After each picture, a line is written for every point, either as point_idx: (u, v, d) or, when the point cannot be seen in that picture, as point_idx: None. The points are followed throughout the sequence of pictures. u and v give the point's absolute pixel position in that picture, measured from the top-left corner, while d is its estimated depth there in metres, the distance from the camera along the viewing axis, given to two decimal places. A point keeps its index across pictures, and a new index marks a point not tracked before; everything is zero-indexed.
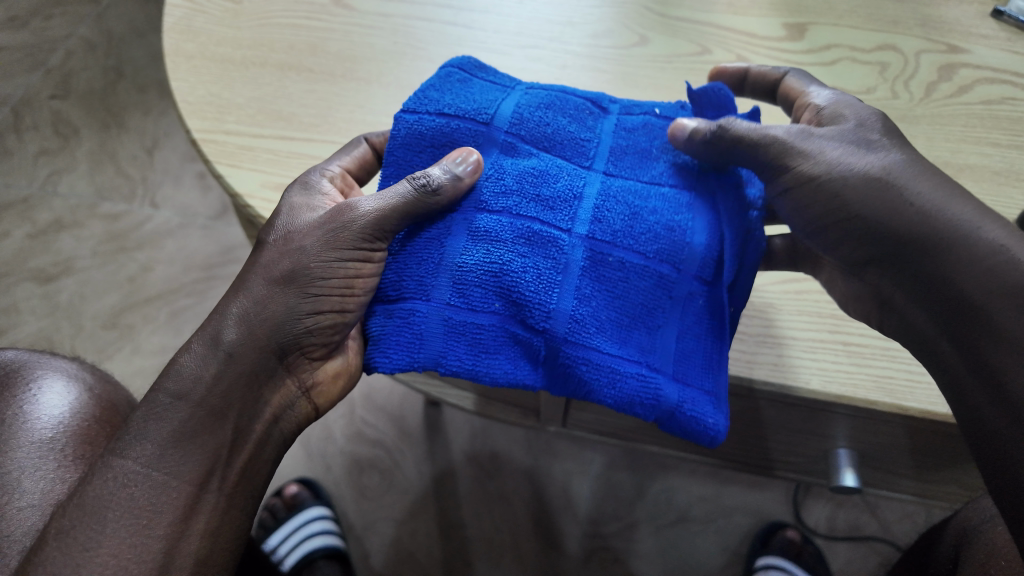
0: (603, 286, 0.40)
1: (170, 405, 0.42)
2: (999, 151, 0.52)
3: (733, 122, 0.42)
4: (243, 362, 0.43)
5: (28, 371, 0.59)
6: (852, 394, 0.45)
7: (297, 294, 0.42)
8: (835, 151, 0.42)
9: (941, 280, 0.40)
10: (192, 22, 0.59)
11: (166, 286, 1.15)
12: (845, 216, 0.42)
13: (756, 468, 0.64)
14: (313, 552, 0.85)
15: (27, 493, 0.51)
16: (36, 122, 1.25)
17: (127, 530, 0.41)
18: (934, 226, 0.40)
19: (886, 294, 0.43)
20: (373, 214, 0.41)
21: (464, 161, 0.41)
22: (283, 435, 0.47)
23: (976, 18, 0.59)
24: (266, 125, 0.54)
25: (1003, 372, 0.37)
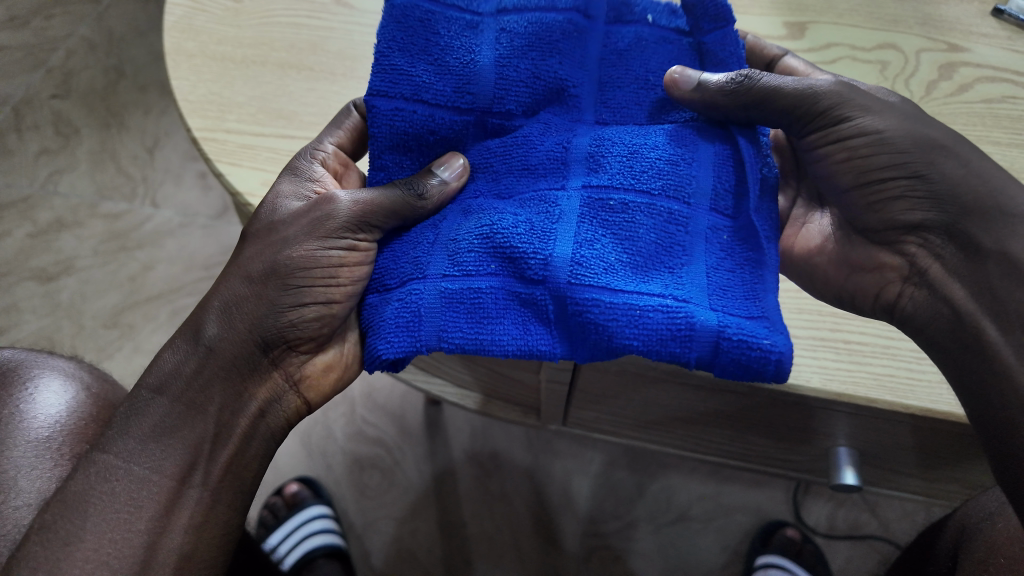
0: (608, 229, 0.39)
1: (150, 399, 0.44)
2: (999, 150, 0.52)
3: (764, 77, 0.42)
4: (222, 355, 0.44)
5: (26, 370, 0.59)
6: (853, 392, 0.45)
7: (279, 287, 0.43)
8: (889, 109, 0.44)
9: (994, 249, 0.41)
10: (193, 20, 0.59)
11: (167, 285, 1.15)
12: (903, 168, 0.44)
13: (756, 466, 0.64)
14: (313, 551, 0.85)
15: (23, 493, 0.51)
16: (37, 121, 1.25)
17: (107, 526, 0.42)
18: (992, 198, 0.42)
19: (921, 265, 0.45)
20: (355, 207, 0.42)
21: (452, 166, 0.43)
22: (272, 430, 0.47)
23: (977, 16, 0.59)
24: (266, 124, 0.54)
25: None
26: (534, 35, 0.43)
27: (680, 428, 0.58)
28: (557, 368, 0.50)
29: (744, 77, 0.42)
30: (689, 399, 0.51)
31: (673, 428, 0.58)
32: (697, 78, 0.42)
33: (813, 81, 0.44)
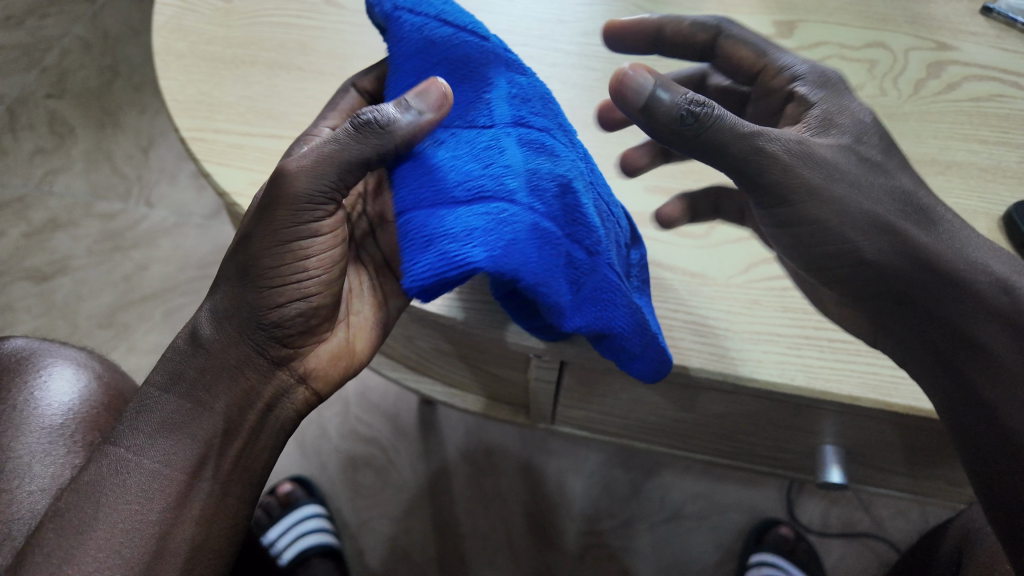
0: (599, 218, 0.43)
1: (158, 396, 0.44)
2: (986, 148, 0.52)
3: (720, 114, 0.38)
4: (219, 356, 0.44)
5: (39, 360, 0.62)
6: (836, 389, 0.45)
7: (253, 287, 0.42)
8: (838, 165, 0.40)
9: (944, 322, 0.41)
10: (183, 21, 0.59)
11: (162, 285, 1.16)
12: (847, 255, 0.41)
13: (743, 464, 0.64)
14: (307, 550, 0.85)
15: (36, 477, 0.54)
16: (32, 121, 1.26)
17: (121, 515, 0.42)
18: (943, 271, 0.40)
19: (882, 325, 0.43)
20: (307, 173, 0.39)
21: (427, 94, 0.38)
22: (282, 421, 0.47)
23: (965, 16, 0.60)
24: (255, 124, 0.54)
25: (997, 409, 0.40)
26: None
27: (672, 427, 0.58)
28: (546, 368, 0.50)
29: (689, 109, 0.37)
30: (676, 398, 0.51)
31: (666, 426, 0.58)
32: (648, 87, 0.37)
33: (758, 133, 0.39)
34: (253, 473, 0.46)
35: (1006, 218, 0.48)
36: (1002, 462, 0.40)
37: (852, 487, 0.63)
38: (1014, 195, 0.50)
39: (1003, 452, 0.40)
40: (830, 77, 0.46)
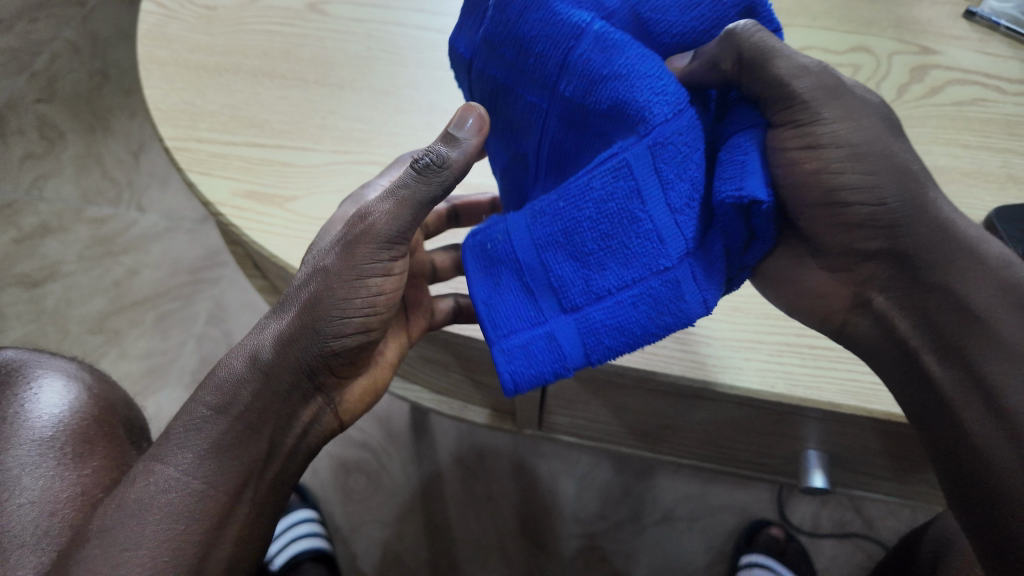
0: (582, 253, 0.39)
1: (209, 417, 0.44)
2: (968, 153, 0.52)
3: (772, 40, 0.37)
4: (278, 381, 0.44)
5: (28, 370, 0.63)
6: (818, 396, 0.45)
7: (325, 319, 0.43)
8: (867, 113, 0.39)
9: (943, 287, 0.39)
10: (166, 29, 0.59)
11: (153, 290, 1.15)
12: (870, 193, 0.39)
13: (729, 469, 0.64)
14: (299, 555, 0.84)
15: (27, 490, 0.54)
16: (22, 126, 1.26)
17: (166, 533, 0.43)
18: (949, 238, 0.39)
19: (869, 295, 0.42)
20: (390, 216, 0.41)
21: (469, 123, 0.41)
22: (311, 447, 0.50)
23: (949, 19, 0.60)
24: (238, 133, 0.54)
25: (994, 387, 0.38)
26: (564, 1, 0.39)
27: (657, 432, 0.58)
28: None
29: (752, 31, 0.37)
30: (659, 403, 0.51)
31: (651, 432, 0.58)
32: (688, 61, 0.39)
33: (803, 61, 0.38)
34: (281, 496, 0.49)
35: (987, 223, 0.48)
36: (998, 442, 0.38)
37: (840, 491, 0.63)
38: (996, 199, 0.50)
39: (996, 429, 0.38)
40: None
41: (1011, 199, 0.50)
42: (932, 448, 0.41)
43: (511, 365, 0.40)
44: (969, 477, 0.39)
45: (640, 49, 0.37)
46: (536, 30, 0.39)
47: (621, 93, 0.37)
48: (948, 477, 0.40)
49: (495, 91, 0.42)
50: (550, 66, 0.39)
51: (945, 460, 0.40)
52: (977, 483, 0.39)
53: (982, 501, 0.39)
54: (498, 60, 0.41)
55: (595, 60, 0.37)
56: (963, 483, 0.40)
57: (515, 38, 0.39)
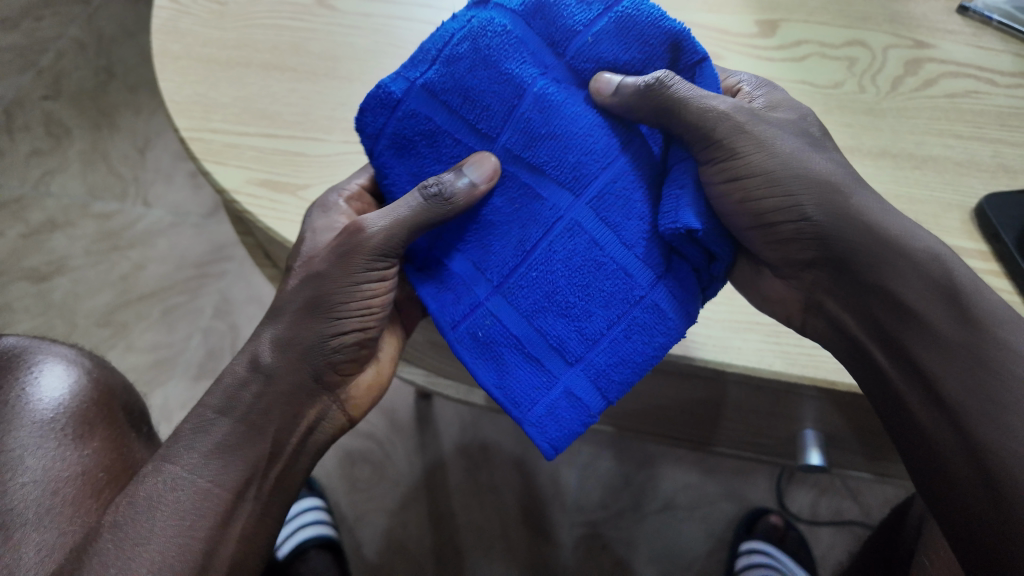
0: (563, 304, 0.41)
1: (215, 419, 0.47)
2: (961, 143, 0.54)
3: (681, 85, 0.39)
4: (279, 385, 0.47)
5: (29, 356, 0.64)
6: (816, 373, 0.45)
7: (324, 322, 0.46)
8: (778, 135, 0.42)
9: (877, 288, 0.41)
10: (179, 23, 0.61)
11: (159, 284, 1.17)
12: (791, 212, 0.42)
13: (727, 450, 0.65)
14: (305, 543, 0.85)
15: (30, 469, 0.56)
16: (28, 122, 1.27)
17: (173, 529, 0.45)
18: (877, 237, 0.41)
19: (819, 298, 0.44)
20: (385, 230, 0.43)
21: (483, 166, 0.40)
22: (318, 444, 0.51)
23: (943, 14, 0.61)
24: (250, 124, 0.55)
25: (933, 376, 0.39)
26: (500, 56, 0.39)
27: (658, 413, 0.60)
28: None
29: (658, 80, 0.39)
30: (659, 382, 0.52)
31: (652, 413, 0.60)
32: (618, 80, 0.39)
33: (709, 99, 0.40)
34: (287, 494, 0.50)
35: (978, 211, 0.50)
36: (943, 430, 0.39)
37: (836, 470, 0.64)
38: (987, 188, 0.52)
39: (939, 418, 0.39)
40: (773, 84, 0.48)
41: (1002, 187, 0.51)
42: (899, 441, 0.42)
43: (545, 434, 0.41)
44: (927, 463, 0.40)
45: (582, 104, 0.40)
46: (482, 86, 0.40)
47: (557, 151, 0.40)
48: (919, 471, 0.41)
49: (428, 139, 0.42)
50: (496, 117, 0.40)
51: (903, 447, 0.41)
52: (936, 467, 0.40)
53: (948, 483, 0.39)
54: (438, 110, 0.41)
55: (535, 119, 0.40)
56: (925, 468, 0.40)
57: (461, 90, 0.40)
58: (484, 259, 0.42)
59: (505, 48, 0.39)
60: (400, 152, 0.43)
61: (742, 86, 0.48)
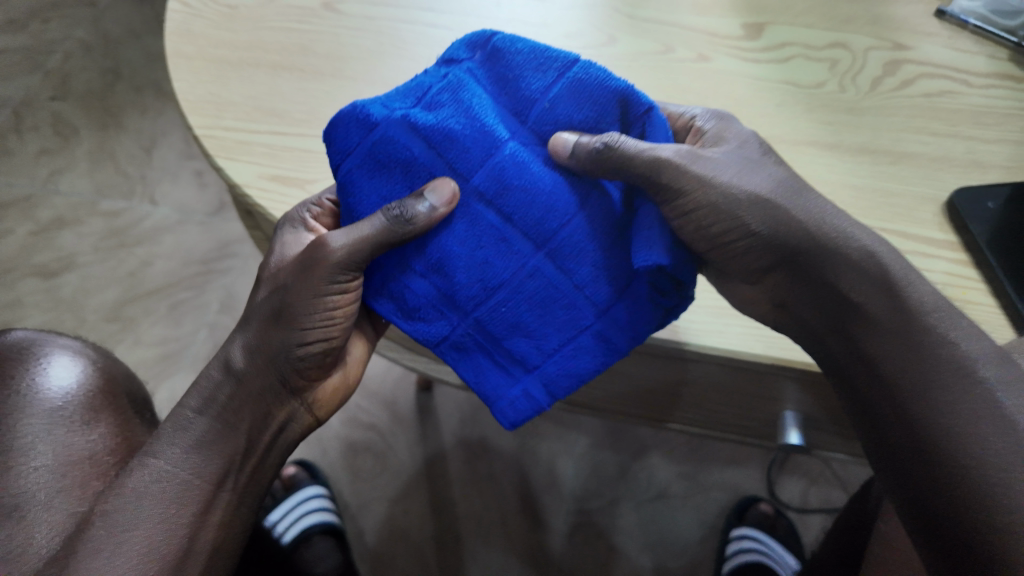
0: (524, 327, 0.45)
1: (193, 418, 0.51)
2: (937, 140, 0.56)
3: (623, 142, 0.41)
4: (250, 387, 0.51)
5: (39, 349, 0.65)
6: (796, 357, 0.47)
7: (288, 332, 0.49)
8: (723, 156, 0.45)
9: (826, 283, 0.44)
10: (191, 26, 0.63)
11: (166, 280, 1.20)
12: (741, 231, 0.44)
13: (713, 433, 0.68)
14: (309, 529, 0.88)
15: (40, 453, 0.58)
16: (37, 122, 1.30)
17: (157, 516, 0.48)
18: (819, 241, 0.44)
19: (780, 299, 0.46)
20: (348, 248, 0.45)
21: (442, 190, 0.42)
22: (288, 441, 0.55)
23: (922, 17, 0.64)
24: (260, 121, 0.58)
25: (873, 357, 0.43)
26: (470, 116, 0.43)
27: (650, 398, 0.62)
28: None
29: (605, 144, 0.41)
30: (646, 365, 0.55)
31: (642, 397, 0.63)
32: (573, 140, 0.42)
33: (657, 146, 0.42)
34: (259, 488, 0.53)
35: (949, 205, 0.52)
36: (880, 403, 0.43)
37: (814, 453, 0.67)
38: (960, 182, 0.54)
39: (880, 391, 0.43)
40: (724, 115, 0.50)
41: (974, 182, 0.54)
42: (857, 420, 0.45)
43: (507, 417, 0.47)
44: (890, 434, 0.43)
45: (544, 165, 0.44)
46: (465, 130, 0.43)
47: (523, 204, 0.43)
48: (871, 443, 0.44)
49: (403, 167, 0.44)
50: (472, 162, 0.43)
51: (868, 424, 0.44)
52: (888, 440, 0.43)
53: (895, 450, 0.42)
54: (418, 141, 0.43)
55: (509, 169, 0.43)
56: (878, 437, 0.44)
57: (444, 129, 0.43)
58: (453, 289, 0.45)
59: (481, 106, 0.43)
60: (372, 172, 0.45)
61: (694, 120, 0.50)
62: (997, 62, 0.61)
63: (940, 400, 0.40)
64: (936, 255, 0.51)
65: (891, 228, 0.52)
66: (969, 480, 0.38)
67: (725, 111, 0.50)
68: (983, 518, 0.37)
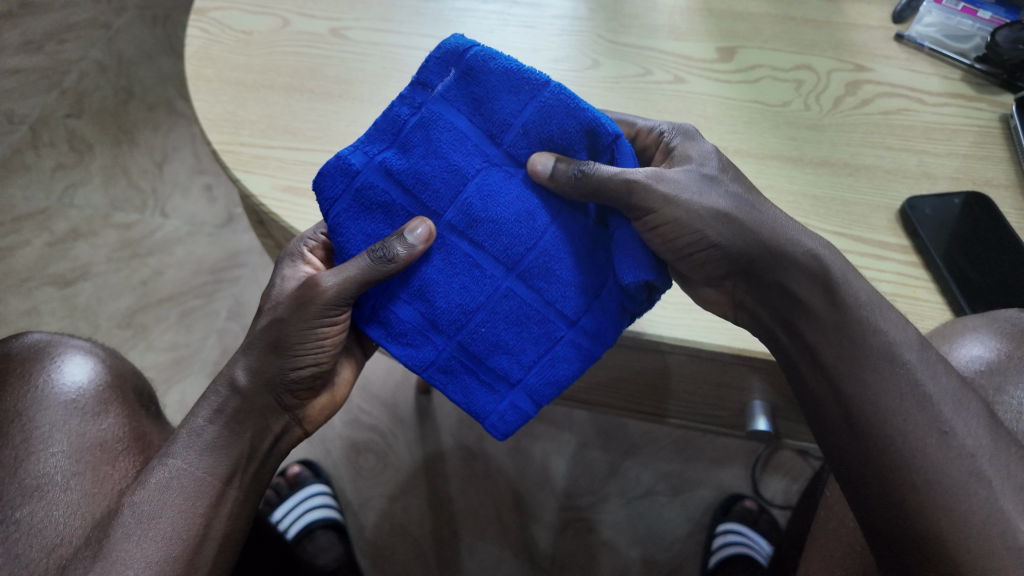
0: (504, 344, 0.51)
1: (204, 427, 0.55)
2: (891, 154, 0.62)
3: (597, 169, 0.47)
4: (253, 402, 0.55)
5: (55, 348, 0.69)
6: (754, 348, 0.53)
7: (283, 360, 0.54)
8: (684, 174, 0.49)
9: (777, 285, 0.49)
10: (210, 50, 0.69)
11: (177, 288, 1.25)
12: (701, 244, 0.49)
13: (690, 424, 0.73)
14: (312, 523, 0.93)
15: (57, 441, 0.62)
16: (53, 138, 1.36)
17: (178, 507, 0.53)
18: (770, 248, 0.49)
19: (739, 298, 0.52)
20: (337, 287, 0.49)
21: (418, 232, 0.48)
22: (282, 450, 0.60)
23: (882, 41, 0.70)
24: (274, 138, 0.63)
25: (817, 349, 0.48)
26: (433, 161, 0.48)
27: (632, 390, 0.67)
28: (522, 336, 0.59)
29: (581, 171, 0.46)
30: (625, 357, 0.60)
31: (624, 389, 0.68)
32: (553, 163, 0.47)
33: (630, 169, 0.48)
34: (261, 486, 0.58)
35: (902, 213, 0.58)
36: (825, 391, 0.48)
37: (783, 442, 0.72)
38: (911, 191, 0.60)
39: (823, 381, 0.48)
40: (687, 129, 0.54)
41: (924, 192, 0.60)
42: (803, 406, 0.50)
43: (499, 427, 0.53)
44: (825, 415, 0.48)
45: (521, 184, 0.49)
46: (434, 172, 0.49)
47: (492, 234, 0.49)
48: (818, 429, 0.49)
49: (383, 209, 0.50)
50: (444, 201, 0.49)
51: (809, 414, 0.49)
52: (828, 420, 0.48)
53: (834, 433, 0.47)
54: (394, 186, 0.49)
55: (478, 204, 0.49)
56: (823, 419, 0.48)
57: (415, 173, 0.49)
58: (435, 313, 0.51)
59: (449, 143, 0.48)
60: (356, 214, 0.50)
61: (662, 136, 0.54)
62: (950, 82, 0.67)
63: (882, 390, 0.45)
64: (887, 257, 0.56)
65: (847, 233, 0.57)
66: (908, 458, 0.43)
67: (688, 125, 0.55)
68: (933, 496, 0.42)
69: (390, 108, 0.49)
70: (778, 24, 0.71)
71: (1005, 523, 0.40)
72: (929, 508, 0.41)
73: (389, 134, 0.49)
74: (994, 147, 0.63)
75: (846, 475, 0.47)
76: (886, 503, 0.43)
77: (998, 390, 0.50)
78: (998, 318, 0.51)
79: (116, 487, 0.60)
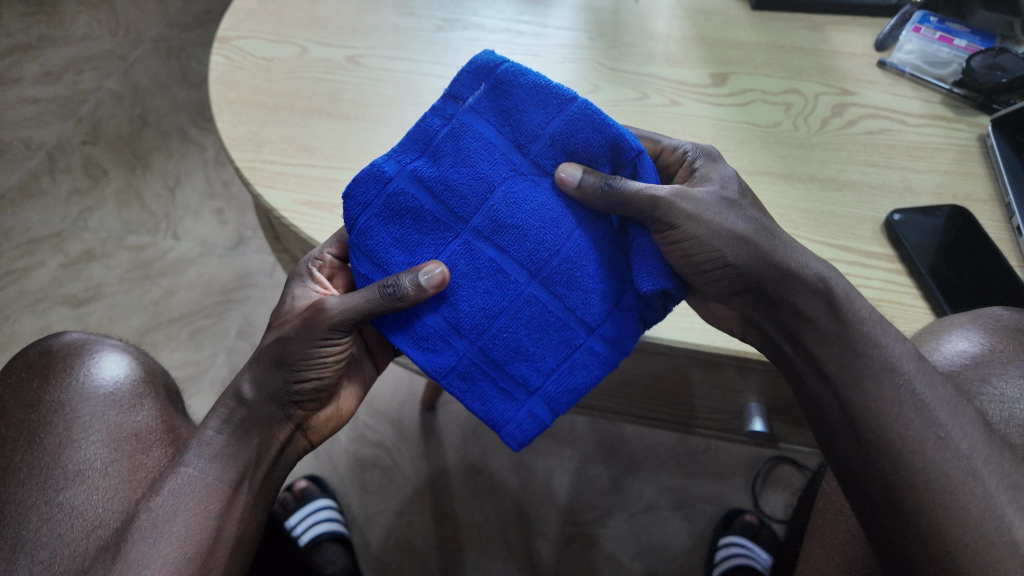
0: (524, 351, 0.54)
1: (213, 436, 0.57)
2: (876, 170, 0.66)
3: (625, 183, 0.50)
4: (258, 412, 0.58)
5: (92, 346, 0.72)
6: (747, 350, 0.57)
7: (285, 375, 0.57)
8: (705, 194, 0.52)
9: (783, 301, 0.52)
10: (233, 76, 0.73)
11: (187, 308, 1.28)
12: (717, 261, 0.51)
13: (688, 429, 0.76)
14: (319, 536, 0.94)
15: (95, 431, 0.64)
16: (70, 164, 1.41)
17: (191, 510, 0.54)
18: (776, 268, 0.51)
19: (747, 313, 0.54)
20: (343, 312, 0.53)
21: (432, 274, 0.51)
22: (288, 460, 0.62)
23: (866, 67, 0.74)
24: (294, 156, 0.67)
25: (818, 360, 0.51)
26: (461, 172, 0.51)
27: (634, 394, 0.70)
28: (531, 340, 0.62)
29: (608, 184, 0.50)
30: (629, 360, 0.63)
31: (626, 393, 0.70)
32: (581, 174, 0.51)
33: (654, 186, 0.51)
34: (269, 494, 0.59)
35: (886, 224, 0.61)
36: (825, 396, 0.50)
37: (778, 445, 0.75)
38: (896, 206, 0.63)
39: (825, 387, 0.50)
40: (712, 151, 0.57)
41: (908, 206, 0.63)
42: (806, 412, 0.52)
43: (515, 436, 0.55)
44: (828, 419, 0.50)
45: (547, 191, 0.52)
46: (462, 180, 0.51)
47: (517, 240, 0.52)
48: (820, 434, 0.51)
49: (412, 215, 0.53)
50: (470, 206, 0.52)
51: (815, 424, 0.52)
52: (830, 426, 0.50)
53: (834, 433, 0.50)
54: (424, 193, 0.52)
55: (503, 210, 0.52)
56: (828, 423, 0.50)
57: (444, 180, 0.51)
58: (458, 318, 0.54)
59: (477, 152, 0.51)
60: (386, 219, 0.53)
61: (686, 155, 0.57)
62: (931, 105, 0.71)
63: (882, 396, 0.47)
64: (874, 265, 0.60)
65: (836, 243, 0.61)
66: (906, 461, 0.45)
67: (713, 148, 0.57)
68: (931, 492, 0.44)
69: (422, 120, 0.52)
70: (768, 52, 0.76)
71: (999, 518, 0.43)
72: (927, 504, 0.44)
73: (420, 143, 0.52)
74: (973, 164, 0.66)
75: (846, 471, 0.49)
76: (887, 501, 0.46)
77: (981, 381, 0.53)
78: (982, 316, 0.55)
79: (148, 476, 0.62)
